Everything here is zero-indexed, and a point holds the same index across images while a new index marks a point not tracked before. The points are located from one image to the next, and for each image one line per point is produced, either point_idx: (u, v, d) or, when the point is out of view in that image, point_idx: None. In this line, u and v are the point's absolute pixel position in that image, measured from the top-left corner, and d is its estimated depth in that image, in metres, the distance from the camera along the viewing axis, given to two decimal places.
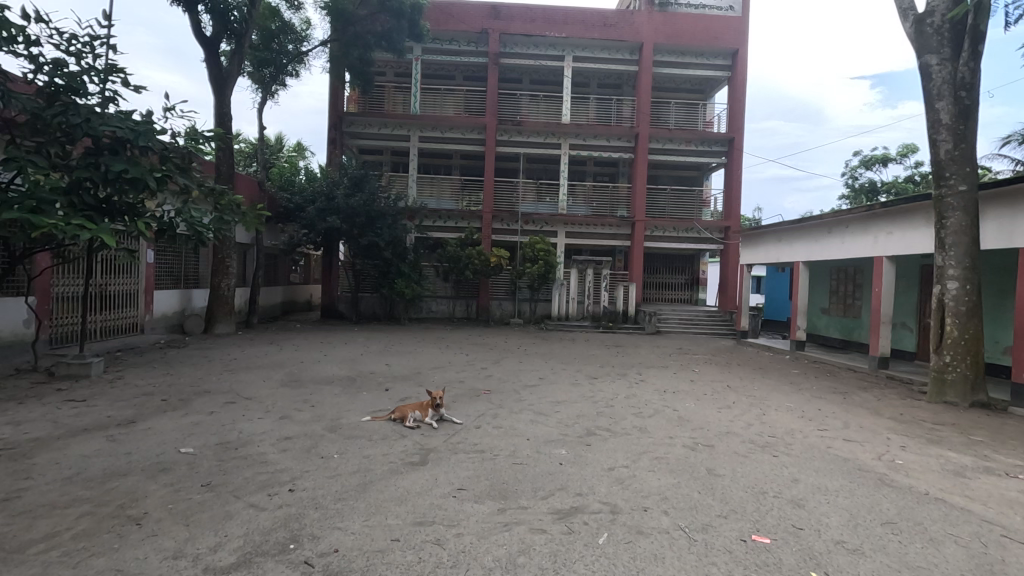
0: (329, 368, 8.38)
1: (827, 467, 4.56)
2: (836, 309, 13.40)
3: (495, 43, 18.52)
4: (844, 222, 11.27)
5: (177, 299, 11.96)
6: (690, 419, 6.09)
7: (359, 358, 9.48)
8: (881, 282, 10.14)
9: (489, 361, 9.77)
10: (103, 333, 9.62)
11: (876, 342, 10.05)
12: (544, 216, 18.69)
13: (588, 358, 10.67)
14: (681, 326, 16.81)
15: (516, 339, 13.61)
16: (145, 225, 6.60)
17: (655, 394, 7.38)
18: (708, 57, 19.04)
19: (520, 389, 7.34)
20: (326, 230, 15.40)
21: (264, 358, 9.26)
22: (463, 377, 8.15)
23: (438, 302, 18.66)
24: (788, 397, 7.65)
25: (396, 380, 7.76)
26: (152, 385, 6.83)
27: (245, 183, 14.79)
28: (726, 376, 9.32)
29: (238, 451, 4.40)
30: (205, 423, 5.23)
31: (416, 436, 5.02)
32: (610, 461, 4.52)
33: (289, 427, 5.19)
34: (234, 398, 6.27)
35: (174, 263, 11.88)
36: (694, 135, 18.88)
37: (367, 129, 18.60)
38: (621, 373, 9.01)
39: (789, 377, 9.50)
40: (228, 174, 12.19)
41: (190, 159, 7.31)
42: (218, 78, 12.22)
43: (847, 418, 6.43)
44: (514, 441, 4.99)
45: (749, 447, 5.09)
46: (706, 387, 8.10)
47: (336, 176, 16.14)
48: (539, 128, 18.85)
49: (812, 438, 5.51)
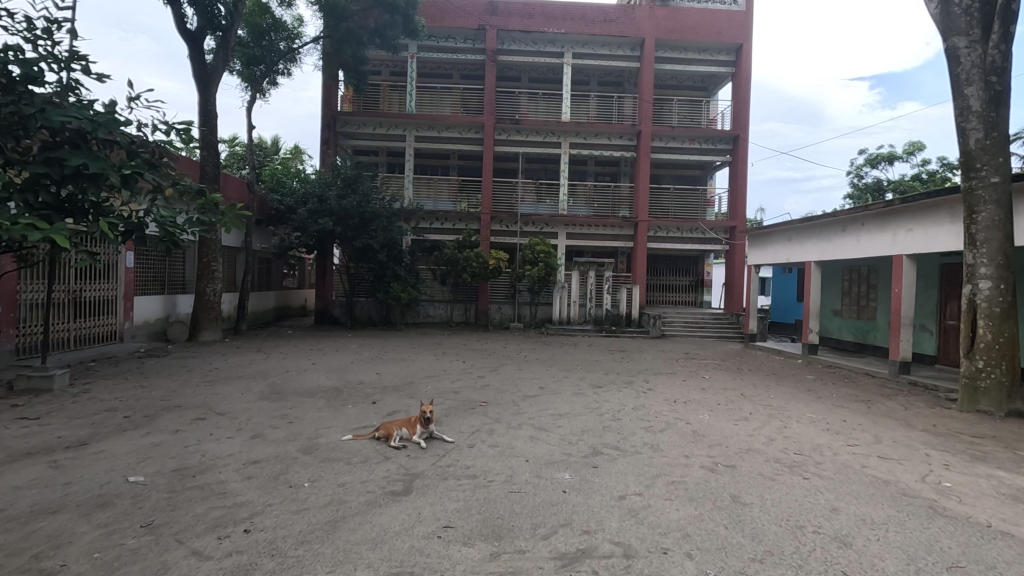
0: (314, 379, 7.81)
1: (867, 493, 4.00)
2: (850, 310, 12.87)
3: (492, 40, 18.03)
4: (859, 219, 10.68)
5: (160, 306, 11.44)
6: (706, 434, 5.53)
7: (349, 367, 8.93)
8: (900, 282, 9.54)
9: (486, 369, 9.21)
10: (77, 342, 9.12)
11: (896, 345, 9.49)
12: (544, 216, 18.16)
13: (591, 364, 10.10)
14: (686, 329, 16.24)
15: (516, 344, 13.04)
16: (109, 226, 6.08)
17: (665, 405, 6.81)
18: (711, 53, 18.58)
19: (519, 401, 6.78)
20: (318, 232, 14.88)
21: (247, 367, 8.71)
22: (459, 386, 7.61)
23: (436, 306, 18.10)
24: (808, 406, 7.09)
25: (385, 391, 7.21)
26: (118, 399, 6.28)
27: (233, 184, 14.20)
28: (739, 383, 8.75)
29: (197, 479, 3.86)
30: (167, 444, 4.68)
31: (401, 458, 4.46)
32: (621, 488, 3.95)
33: (259, 448, 4.63)
34: (205, 413, 5.72)
35: (157, 269, 11.38)
36: (698, 133, 18.35)
37: (362, 129, 18.09)
38: (628, 382, 8.43)
39: (806, 383, 8.93)
40: (212, 174, 11.65)
41: (160, 155, 6.80)
42: (202, 75, 11.66)
43: (877, 431, 5.86)
44: (510, 463, 4.43)
45: (775, 467, 4.54)
46: (719, 396, 7.54)
47: (329, 178, 15.61)
48: (538, 127, 18.33)
49: (842, 455, 4.95)
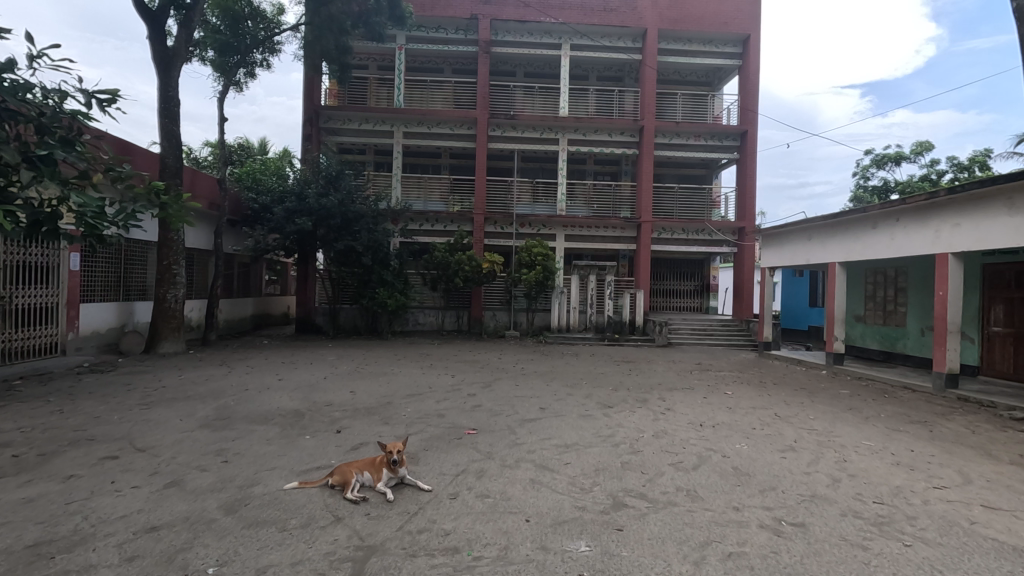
0: (274, 400, 6.61)
1: (1003, 570, 2.87)
2: (875, 316, 11.84)
3: (485, 30, 17.01)
4: (892, 215, 9.59)
5: (114, 314, 10.27)
6: (751, 473, 4.38)
7: (320, 385, 7.76)
8: (946, 283, 8.42)
9: (477, 385, 8.07)
10: (5, 355, 7.98)
11: (942, 356, 8.40)
12: (541, 217, 17.06)
13: (597, 378, 8.99)
14: (694, 337, 15.16)
15: (512, 355, 11.89)
16: (7, 216, 4.92)
17: (691, 431, 5.68)
18: (717, 44, 17.56)
19: (516, 427, 5.63)
20: (297, 233, 13.71)
21: (200, 385, 7.52)
22: (444, 408, 6.43)
23: (426, 313, 16.96)
24: (859, 430, 5.97)
25: (356, 415, 6.04)
26: (21, 430, 5.08)
27: (204, 182, 12.84)
28: (769, 400, 7.62)
29: (51, 565, 2.67)
30: (46, 498, 3.49)
31: (358, 518, 3.31)
32: (660, 569, 2.79)
33: (168, 505, 3.45)
34: (121, 450, 4.53)
35: (112, 273, 10.25)
36: (704, 128, 17.33)
37: (346, 125, 17.08)
38: (641, 400, 7.30)
39: (845, 400, 7.80)
40: (174, 167, 10.44)
41: (77, 131, 5.65)
42: (162, 58, 10.46)
43: (958, 465, 4.75)
44: (505, 525, 3.28)
45: (860, 527, 3.39)
46: (750, 418, 6.40)
47: (308, 173, 14.46)
48: (535, 123, 17.30)
49: (935, 504, 3.81)
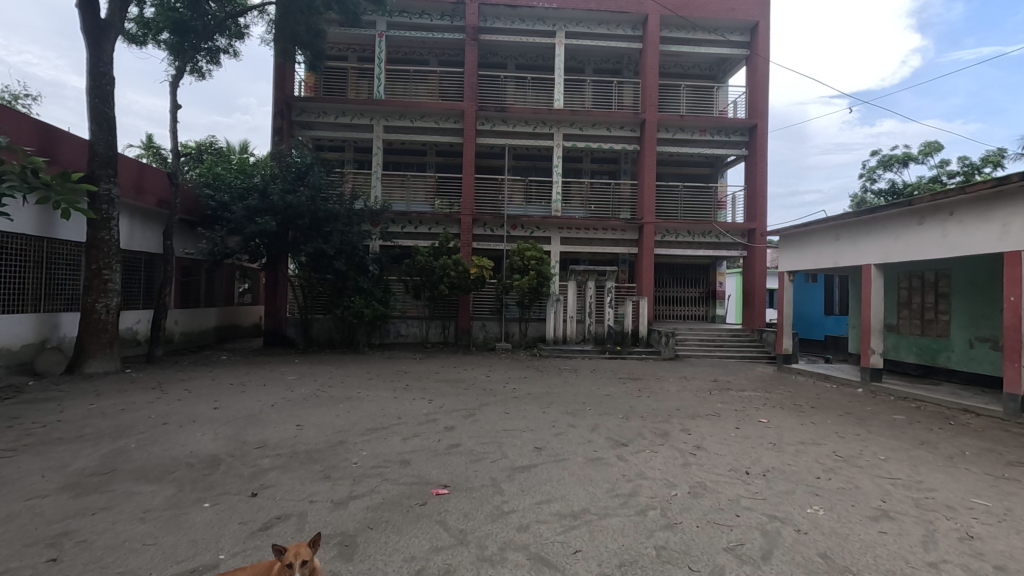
0: (191, 442, 5.10)
1: None
2: (910, 326, 10.49)
3: (472, 15, 15.66)
4: (946, 207, 8.20)
5: (34, 329, 8.71)
6: (851, 567, 2.94)
7: (261, 416, 6.22)
8: (1019, 287, 7.02)
9: (458, 413, 6.58)
10: None
11: (1015, 375, 7.00)
12: (534, 219, 15.65)
13: (603, 402, 7.53)
14: (703, 348, 13.76)
15: (502, 373, 10.38)
16: None
17: (740, 485, 4.23)
18: (723, 33, 16.33)
19: (503, 483, 4.13)
20: (259, 234, 12.17)
21: (109, 419, 5.98)
22: (409, 451, 4.93)
23: (408, 324, 15.43)
24: (954, 479, 4.53)
25: (289, 464, 4.52)
26: None
27: (154, 177, 11.25)
28: (817, 431, 6.18)
29: None
30: None
31: None
32: None
33: None
34: None
35: (29, 279, 8.69)
36: (711, 122, 16.05)
37: (321, 118, 15.62)
38: (663, 433, 5.84)
39: (907, 430, 6.36)
40: (106, 155, 8.92)
41: None
42: (91, 28, 8.93)
43: None
44: None
45: None
46: (808, 460, 4.96)
47: (275, 170, 13.00)
48: (527, 116, 15.92)
49: None
